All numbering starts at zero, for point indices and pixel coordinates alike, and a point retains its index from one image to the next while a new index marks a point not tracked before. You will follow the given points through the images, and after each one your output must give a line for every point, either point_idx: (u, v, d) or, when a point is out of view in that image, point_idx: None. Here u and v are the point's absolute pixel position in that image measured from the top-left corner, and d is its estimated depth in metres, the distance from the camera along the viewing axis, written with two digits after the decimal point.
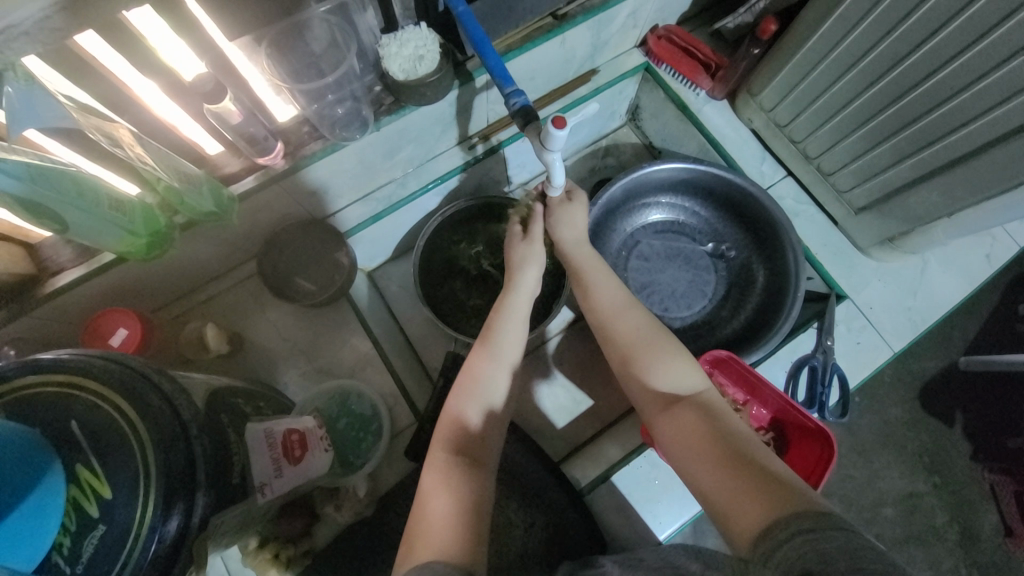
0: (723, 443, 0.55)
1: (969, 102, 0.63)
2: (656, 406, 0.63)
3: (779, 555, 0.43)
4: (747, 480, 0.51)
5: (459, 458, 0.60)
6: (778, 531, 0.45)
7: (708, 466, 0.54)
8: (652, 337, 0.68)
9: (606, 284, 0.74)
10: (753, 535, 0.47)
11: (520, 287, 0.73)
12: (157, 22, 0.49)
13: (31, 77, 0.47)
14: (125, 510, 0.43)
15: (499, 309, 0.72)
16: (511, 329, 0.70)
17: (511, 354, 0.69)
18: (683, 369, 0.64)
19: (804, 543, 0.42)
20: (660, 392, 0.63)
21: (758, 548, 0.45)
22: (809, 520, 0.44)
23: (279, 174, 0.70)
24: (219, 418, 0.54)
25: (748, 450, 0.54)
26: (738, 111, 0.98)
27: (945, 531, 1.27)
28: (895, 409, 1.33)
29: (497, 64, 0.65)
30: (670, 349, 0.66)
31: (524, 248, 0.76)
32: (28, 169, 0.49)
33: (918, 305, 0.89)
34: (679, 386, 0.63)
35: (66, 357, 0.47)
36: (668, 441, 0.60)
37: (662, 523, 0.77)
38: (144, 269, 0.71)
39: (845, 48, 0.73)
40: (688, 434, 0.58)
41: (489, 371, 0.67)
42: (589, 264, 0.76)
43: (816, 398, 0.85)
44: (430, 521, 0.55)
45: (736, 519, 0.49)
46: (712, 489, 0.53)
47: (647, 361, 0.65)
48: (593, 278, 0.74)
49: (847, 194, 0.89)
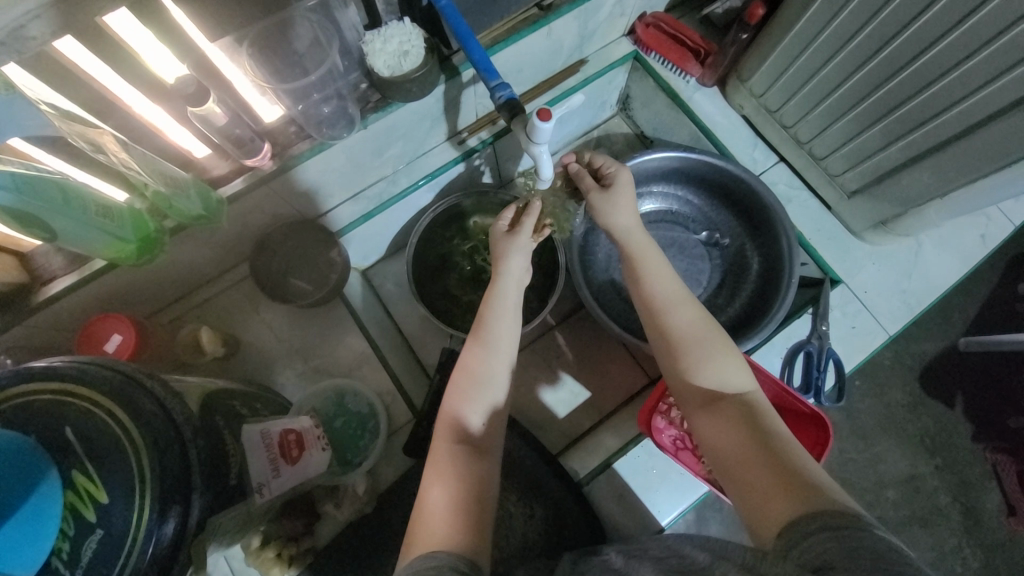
0: (758, 439, 0.55)
1: (956, 83, 0.63)
2: (699, 402, 0.62)
3: (801, 547, 0.44)
4: (780, 476, 0.51)
5: (461, 445, 0.61)
6: (803, 525, 0.45)
7: (741, 457, 0.55)
8: (705, 334, 0.66)
9: (662, 274, 0.71)
10: (778, 527, 0.47)
11: (508, 273, 0.73)
12: (137, 25, 0.49)
13: (12, 86, 0.47)
14: (122, 515, 0.43)
15: (490, 303, 0.71)
16: (505, 320, 0.69)
17: (506, 339, 0.69)
18: (732, 369, 0.63)
19: (829, 537, 0.43)
20: (705, 389, 0.62)
21: (781, 540, 0.46)
22: (835, 517, 0.44)
23: (268, 175, 0.70)
24: (213, 419, 0.55)
25: (783, 447, 0.54)
26: (729, 98, 0.97)
27: (947, 511, 1.28)
28: (895, 391, 1.33)
29: (482, 57, 0.65)
30: (721, 347, 0.65)
31: (504, 239, 0.76)
32: (13, 178, 0.50)
33: (912, 287, 0.89)
34: (726, 384, 0.62)
35: (58, 364, 0.48)
36: (704, 434, 0.60)
37: (663, 510, 0.78)
38: (135, 274, 0.71)
39: (833, 30, 0.72)
40: (726, 427, 0.58)
41: (483, 362, 0.66)
42: (643, 250, 0.73)
43: (812, 383, 0.85)
44: (430, 509, 0.56)
45: (762, 512, 0.50)
46: (743, 480, 0.53)
47: (698, 355, 0.64)
48: (644, 258, 0.72)
49: (839, 178, 0.88)
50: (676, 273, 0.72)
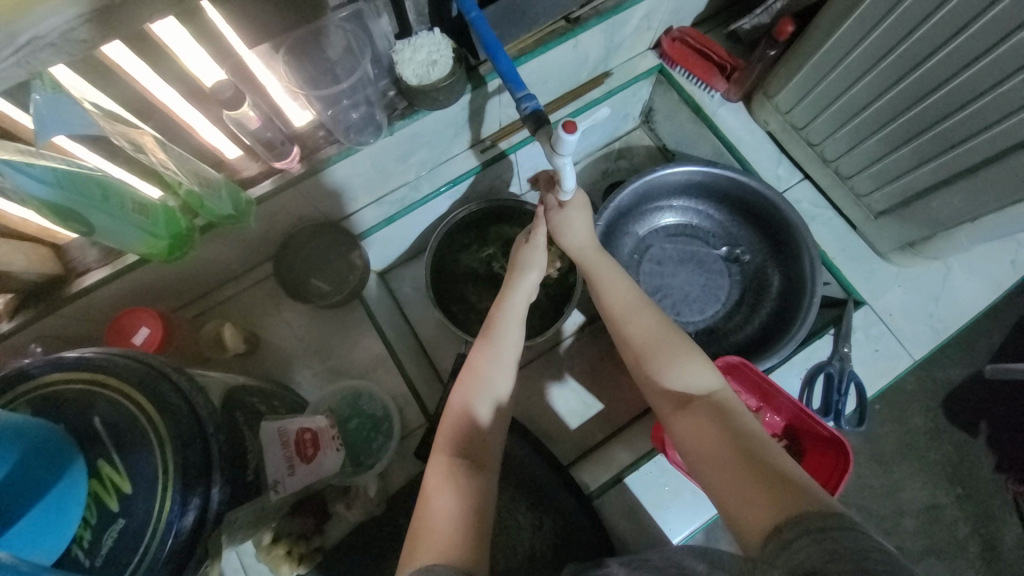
0: (733, 441, 0.54)
1: (990, 107, 0.62)
2: (670, 405, 0.61)
3: (788, 554, 0.42)
4: (759, 481, 0.50)
5: (458, 460, 0.61)
6: (787, 530, 0.44)
7: (718, 463, 0.53)
8: (667, 338, 0.66)
9: (618, 285, 0.72)
10: (762, 533, 0.46)
11: (520, 285, 0.73)
12: (181, 33, 0.52)
13: (59, 86, 0.49)
14: (144, 507, 0.44)
15: (498, 314, 0.72)
16: (511, 326, 0.70)
17: (511, 342, 0.69)
18: (697, 369, 0.63)
19: (814, 542, 0.42)
20: (673, 392, 0.62)
21: (768, 547, 0.44)
22: (819, 520, 0.43)
23: (296, 178, 0.72)
24: (235, 416, 0.56)
25: (760, 450, 0.53)
26: (754, 113, 0.96)
27: (969, 545, 1.23)
28: (917, 417, 1.30)
29: (509, 69, 0.66)
30: (683, 348, 0.65)
31: (530, 249, 0.76)
32: (56, 174, 0.52)
33: (940, 312, 0.87)
34: (693, 385, 0.62)
35: (89, 355, 0.49)
36: (680, 439, 0.59)
37: (673, 529, 0.77)
38: (164, 270, 0.73)
39: (865, 49, 0.71)
40: (699, 432, 0.57)
41: (489, 378, 0.66)
42: (597, 263, 0.75)
43: (832, 406, 0.83)
44: (424, 519, 0.56)
45: (745, 516, 0.48)
46: (720, 485, 0.52)
47: (661, 360, 0.64)
48: (602, 271, 0.74)
49: (866, 198, 0.87)
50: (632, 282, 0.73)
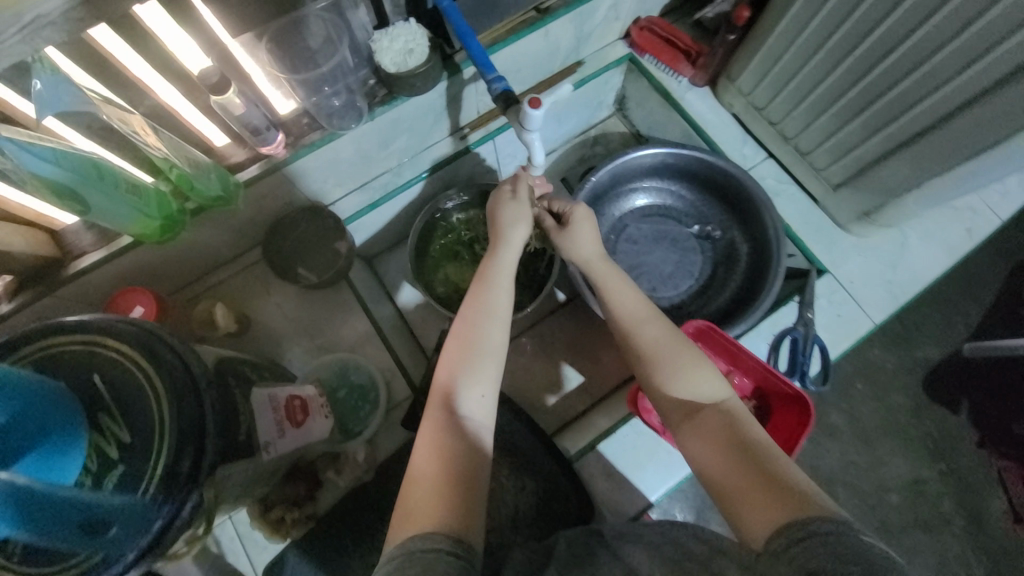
0: (738, 449, 0.57)
1: (928, 75, 0.67)
2: (677, 411, 0.65)
3: (792, 553, 0.45)
4: (762, 485, 0.53)
5: (454, 420, 0.63)
6: (793, 530, 0.47)
7: (727, 468, 0.56)
8: (674, 345, 0.69)
9: (626, 296, 0.76)
10: (765, 534, 0.49)
11: (508, 240, 0.78)
12: (168, 20, 0.56)
13: (57, 68, 0.53)
14: (144, 449, 0.48)
15: (494, 275, 0.75)
16: (503, 285, 0.74)
17: (503, 308, 0.72)
18: (705, 378, 0.66)
19: (822, 543, 0.44)
20: (681, 400, 0.65)
21: (772, 544, 0.47)
22: (822, 521, 0.46)
23: (281, 163, 0.75)
24: (226, 378, 0.59)
25: (762, 454, 0.56)
26: (719, 97, 1.01)
27: (952, 517, 1.27)
28: (896, 395, 1.35)
29: (480, 54, 0.70)
30: (692, 357, 0.68)
31: (512, 206, 0.80)
32: (54, 152, 0.55)
33: (898, 278, 0.92)
34: (701, 395, 0.65)
35: (87, 318, 0.52)
36: (689, 450, 0.61)
37: (651, 487, 0.81)
38: (158, 253, 0.77)
39: (813, 30, 0.77)
40: (710, 440, 0.60)
41: (485, 329, 0.69)
42: (604, 276, 0.78)
43: (797, 367, 0.87)
44: (422, 489, 0.58)
45: (751, 520, 0.51)
46: (728, 489, 0.55)
47: (667, 368, 0.67)
48: (608, 282, 0.77)
49: (825, 171, 0.92)
50: (636, 290, 0.77)
